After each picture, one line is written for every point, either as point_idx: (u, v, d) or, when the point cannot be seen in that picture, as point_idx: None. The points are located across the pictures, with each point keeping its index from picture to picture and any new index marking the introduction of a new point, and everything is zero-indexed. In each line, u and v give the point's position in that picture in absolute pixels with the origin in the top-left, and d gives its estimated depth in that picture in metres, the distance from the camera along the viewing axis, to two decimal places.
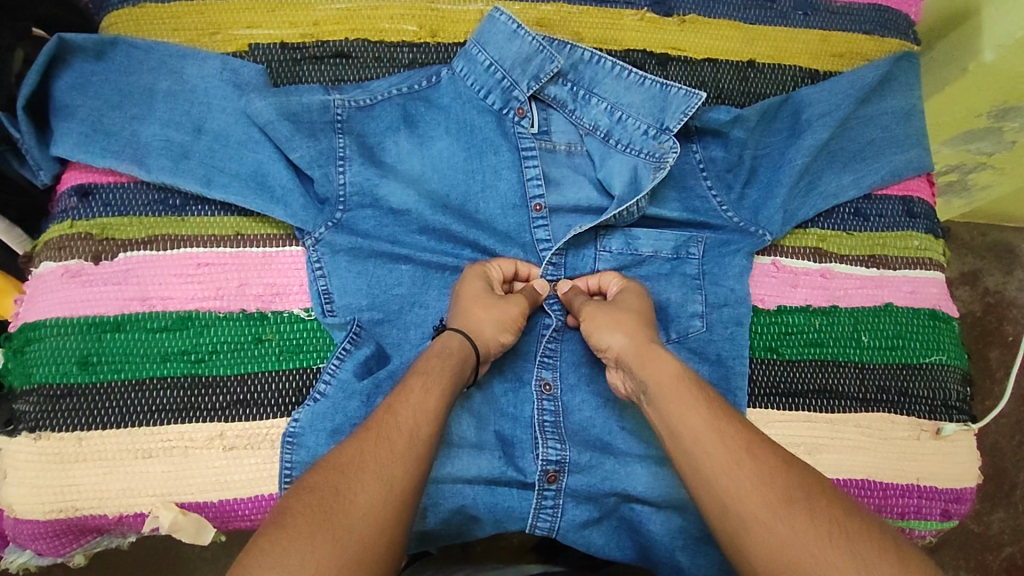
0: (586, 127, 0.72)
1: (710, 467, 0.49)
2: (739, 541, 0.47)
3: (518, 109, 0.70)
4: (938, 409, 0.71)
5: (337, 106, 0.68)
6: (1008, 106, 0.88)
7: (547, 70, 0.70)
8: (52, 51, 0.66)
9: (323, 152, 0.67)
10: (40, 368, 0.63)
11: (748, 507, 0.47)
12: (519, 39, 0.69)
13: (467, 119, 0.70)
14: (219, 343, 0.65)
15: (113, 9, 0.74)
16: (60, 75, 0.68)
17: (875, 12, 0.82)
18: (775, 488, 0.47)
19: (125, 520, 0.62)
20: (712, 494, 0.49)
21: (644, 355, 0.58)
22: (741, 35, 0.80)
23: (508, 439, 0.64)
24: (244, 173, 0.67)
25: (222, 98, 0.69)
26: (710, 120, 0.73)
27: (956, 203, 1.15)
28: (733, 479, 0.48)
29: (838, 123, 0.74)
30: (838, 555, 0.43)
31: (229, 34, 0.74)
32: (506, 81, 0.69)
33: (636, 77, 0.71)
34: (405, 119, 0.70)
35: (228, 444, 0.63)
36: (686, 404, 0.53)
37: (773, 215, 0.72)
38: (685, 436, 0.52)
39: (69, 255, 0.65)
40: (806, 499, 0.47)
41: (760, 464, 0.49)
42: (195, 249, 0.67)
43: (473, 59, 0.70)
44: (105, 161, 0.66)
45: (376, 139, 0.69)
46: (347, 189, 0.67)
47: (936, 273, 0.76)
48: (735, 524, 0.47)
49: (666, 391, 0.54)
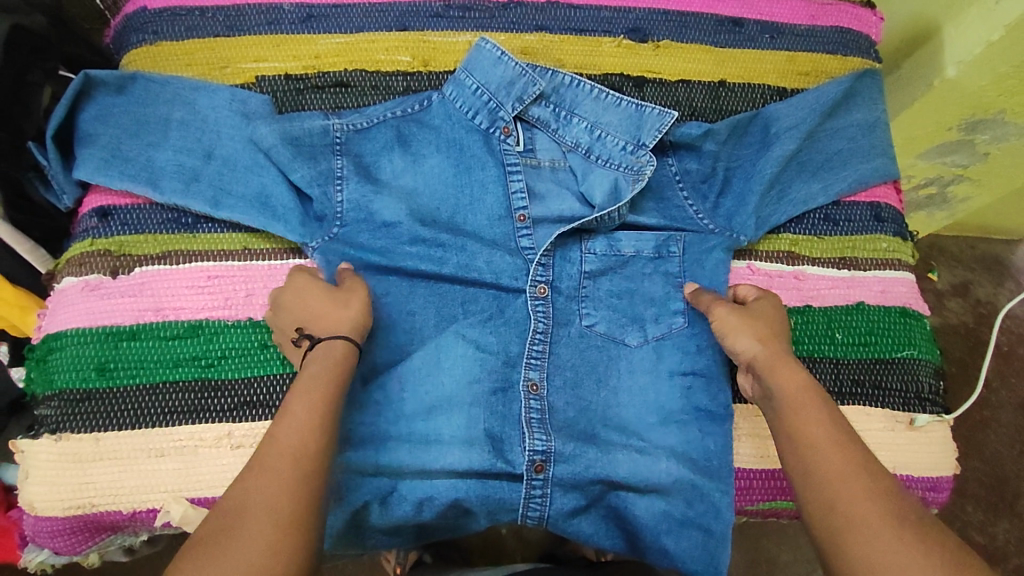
0: (569, 145, 0.77)
1: (824, 475, 0.52)
2: (838, 543, 0.49)
3: (504, 128, 0.76)
4: (913, 401, 0.75)
5: (337, 129, 0.73)
6: (977, 118, 0.92)
7: (530, 92, 0.75)
8: (78, 87, 0.73)
9: (321, 172, 0.72)
10: (60, 374, 0.67)
11: (859, 518, 0.49)
12: (503, 65, 0.75)
13: (456, 138, 0.75)
14: (227, 349, 0.69)
15: (132, 47, 0.81)
16: (84, 108, 0.74)
17: (838, 33, 0.88)
18: (888, 506, 0.49)
19: (138, 516, 0.65)
20: (819, 495, 0.52)
21: (775, 361, 0.61)
22: (712, 58, 0.86)
23: (497, 434, 0.67)
24: (248, 194, 0.72)
25: (230, 125, 0.74)
26: (683, 134, 0.77)
27: (938, 215, 1.19)
28: (845, 489, 0.51)
29: (805, 135, 0.79)
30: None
31: (238, 67, 0.81)
32: (492, 102, 0.75)
33: (612, 98, 0.77)
34: (398, 139, 0.75)
35: (235, 443, 0.67)
36: (809, 413, 0.56)
37: (746, 220, 0.76)
38: (808, 438, 0.55)
39: (89, 270, 0.71)
40: (920, 523, 0.49)
41: (878, 483, 0.51)
42: (205, 263, 0.72)
43: (461, 84, 0.76)
44: (122, 182, 0.71)
45: (372, 159, 0.74)
46: (344, 207, 0.72)
47: (906, 274, 0.80)
48: (839, 524, 0.50)
49: (794, 400, 0.58)
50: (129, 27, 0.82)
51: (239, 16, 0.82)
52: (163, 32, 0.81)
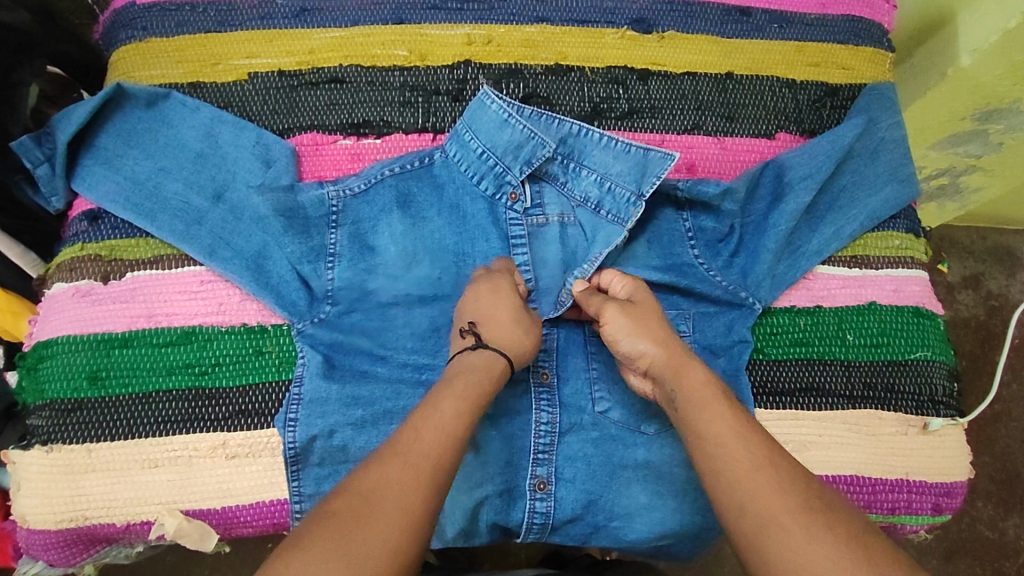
0: (578, 199, 0.73)
1: (731, 472, 0.51)
2: (759, 544, 0.47)
3: (511, 194, 0.72)
4: (925, 404, 0.73)
5: (332, 198, 0.70)
6: (991, 108, 0.89)
7: (539, 156, 0.71)
8: (107, 96, 0.71)
9: (313, 248, 0.69)
10: (51, 384, 0.66)
11: (771, 510, 0.48)
12: (510, 127, 0.70)
13: (460, 205, 0.72)
14: (222, 356, 0.68)
15: (121, 44, 0.79)
16: (101, 117, 0.72)
17: (849, 22, 0.85)
18: (794, 495, 0.49)
19: (132, 528, 0.64)
20: (733, 495, 0.50)
21: (678, 362, 0.59)
22: (719, 49, 0.83)
23: (500, 448, 0.66)
24: (247, 249, 0.69)
25: (247, 170, 0.72)
26: (700, 193, 0.73)
27: (949, 207, 1.15)
28: (756, 484, 0.50)
29: (821, 185, 0.75)
30: (853, 562, 0.44)
31: (230, 64, 0.78)
32: (497, 166, 0.71)
33: (623, 146, 0.72)
34: (399, 201, 0.71)
35: (230, 453, 0.65)
36: (714, 414, 0.55)
37: (762, 286, 0.73)
38: (710, 437, 0.53)
39: (80, 276, 0.69)
40: (825, 510, 0.48)
41: (782, 474, 0.50)
42: (198, 267, 0.70)
43: (465, 145, 0.72)
44: (128, 212, 0.70)
45: (370, 223, 0.71)
46: (335, 284, 0.69)
47: (919, 272, 0.77)
48: (754, 524, 0.48)
49: (696, 401, 0.56)
50: (117, 23, 0.80)
51: (230, 11, 0.80)
52: (152, 27, 0.79)
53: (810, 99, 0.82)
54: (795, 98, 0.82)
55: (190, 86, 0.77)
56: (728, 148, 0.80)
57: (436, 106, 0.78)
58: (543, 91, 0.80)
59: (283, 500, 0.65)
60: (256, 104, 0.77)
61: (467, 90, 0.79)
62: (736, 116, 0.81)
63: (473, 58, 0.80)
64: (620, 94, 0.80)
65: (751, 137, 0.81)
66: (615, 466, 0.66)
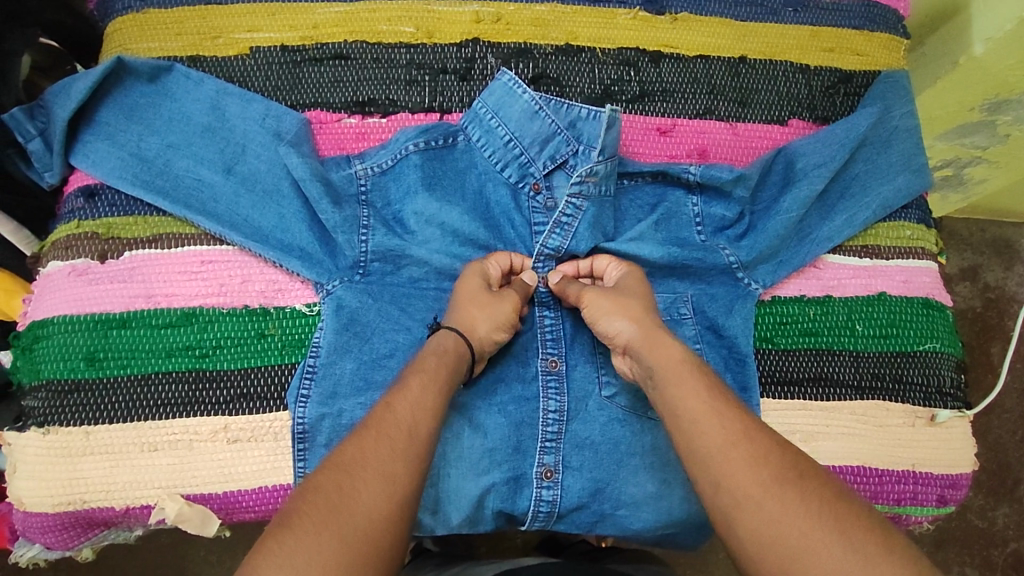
0: None
1: (703, 447, 0.50)
2: (734, 521, 0.47)
3: (534, 184, 0.71)
4: (933, 396, 0.73)
5: (361, 177, 0.70)
6: (1000, 99, 0.87)
7: (563, 152, 0.71)
8: (108, 69, 0.69)
9: (346, 219, 0.68)
10: (48, 365, 0.65)
11: (742, 484, 0.48)
12: (539, 118, 0.70)
13: (483, 193, 0.71)
14: (223, 338, 0.66)
15: (117, 15, 0.76)
16: (101, 91, 0.70)
17: (865, 7, 0.84)
18: (767, 467, 0.48)
19: (131, 512, 0.63)
20: (708, 471, 0.49)
21: (650, 339, 0.58)
22: (732, 32, 0.81)
23: (506, 435, 0.65)
24: (267, 226, 0.68)
25: (259, 143, 0.70)
26: (712, 177, 0.71)
27: (953, 198, 1.13)
28: (730, 459, 0.49)
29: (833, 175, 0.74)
30: (825, 534, 0.44)
31: (231, 38, 0.76)
32: (523, 157, 0.71)
33: None
34: (424, 181, 0.70)
35: (231, 437, 0.64)
36: (686, 387, 0.53)
37: (766, 271, 0.72)
38: (684, 414, 0.52)
39: (75, 255, 0.67)
40: (798, 480, 0.47)
41: (756, 445, 0.49)
42: (197, 248, 0.68)
43: (492, 131, 0.71)
44: (134, 190, 0.68)
45: (397, 207, 0.70)
46: (368, 256, 0.68)
47: (928, 263, 0.77)
48: (727, 501, 0.48)
49: (670, 374, 0.55)
50: None
51: None
52: None
53: (824, 86, 0.81)
54: (808, 84, 0.81)
55: (189, 59, 0.75)
56: (740, 135, 0.79)
57: (443, 85, 0.76)
58: (553, 72, 0.78)
59: (285, 485, 0.64)
60: (258, 80, 0.75)
61: (476, 69, 0.77)
62: (748, 101, 0.80)
63: (482, 36, 0.78)
64: (631, 76, 0.79)
65: (763, 123, 0.80)
66: (623, 454, 0.65)
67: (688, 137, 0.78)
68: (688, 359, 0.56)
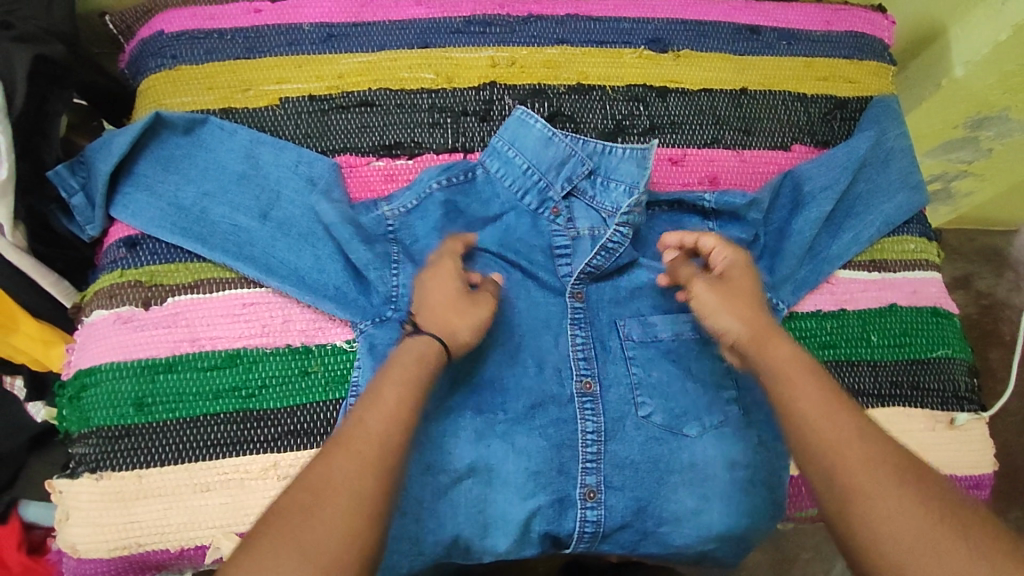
0: (608, 211, 0.75)
1: (820, 442, 0.52)
2: (845, 511, 0.50)
3: (553, 208, 0.75)
4: (950, 400, 0.76)
5: (388, 218, 0.73)
6: (982, 115, 0.93)
7: (578, 173, 0.75)
8: (147, 123, 0.73)
9: (377, 256, 0.70)
10: (98, 412, 0.66)
11: (862, 480, 0.50)
12: (553, 145, 0.74)
13: (503, 219, 0.75)
14: (268, 377, 0.68)
15: (151, 72, 0.80)
16: (146, 145, 0.73)
17: (852, 38, 0.90)
18: (886, 468, 0.50)
19: (186, 554, 0.64)
20: (819, 473, 0.52)
21: (764, 338, 0.59)
22: (732, 66, 0.86)
23: (547, 459, 0.67)
24: (304, 267, 0.71)
25: (294, 189, 0.74)
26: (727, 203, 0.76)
27: (942, 211, 1.18)
28: (844, 458, 0.51)
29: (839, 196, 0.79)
30: (942, 532, 0.47)
31: (260, 89, 0.80)
32: (542, 182, 0.74)
33: (638, 152, 0.75)
34: (449, 214, 0.73)
35: (282, 473, 0.66)
36: (802, 389, 0.55)
37: (789, 291, 0.75)
38: (799, 410, 0.54)
39: (120, 303, 0.69)
40: (913, 480, 0.50)
41: (871, 446, 0.52)
42: (240, 290, 0.70)
43: (509, 161, 0.75)
44: (174, 237, 0.70)
45: (423, 241, 0.72)
46: (400, 289, 0.69)
47: (933, 274, 0.81)
48: (839, 496, 0.50)
49: (781, 376, 0.57)
50: (147, 52, 0.81)
51: (259, 38, 0.81)
52: (182, 55, 0.80)
53: (821, 112, 0.86)
54: (807, 111, 0.86)
55: (222, 111, 0.78)
56: (747, 161, 0.83)
57: (465, 126, 0.80)
58: (567, 109, 0.82)
59: None
60: (289, 129, 0.78)
61: (494, 110, 0.81)
62: (751, 129, 0.84)
63: (498, 79, 0.82)
64: (641, 111, 0.83)
65: (768, 149, 0.84)
66: (662, 471, 0.67)
67: (699, 165, 0.82)
68: (802, 360, 0.58)
